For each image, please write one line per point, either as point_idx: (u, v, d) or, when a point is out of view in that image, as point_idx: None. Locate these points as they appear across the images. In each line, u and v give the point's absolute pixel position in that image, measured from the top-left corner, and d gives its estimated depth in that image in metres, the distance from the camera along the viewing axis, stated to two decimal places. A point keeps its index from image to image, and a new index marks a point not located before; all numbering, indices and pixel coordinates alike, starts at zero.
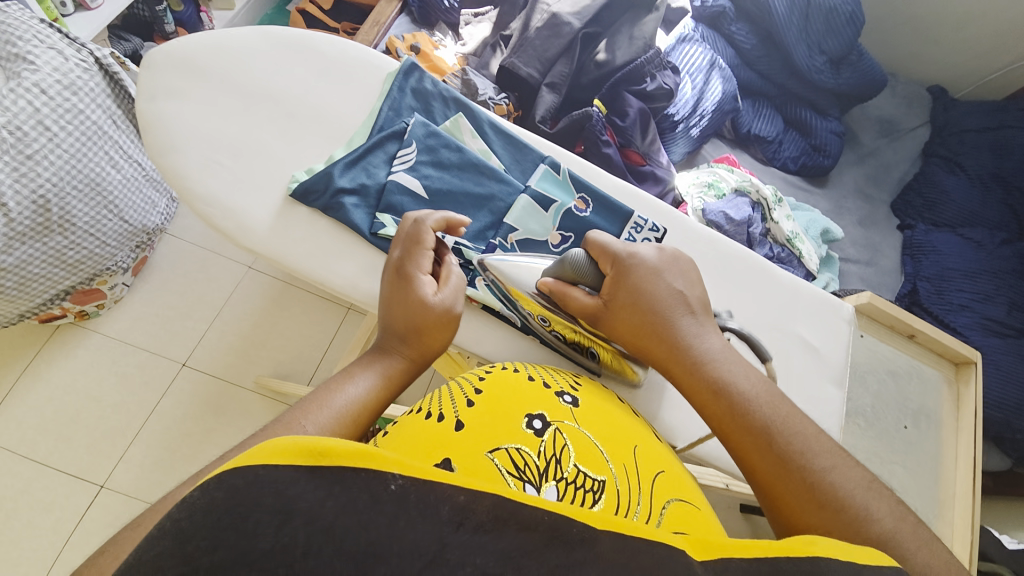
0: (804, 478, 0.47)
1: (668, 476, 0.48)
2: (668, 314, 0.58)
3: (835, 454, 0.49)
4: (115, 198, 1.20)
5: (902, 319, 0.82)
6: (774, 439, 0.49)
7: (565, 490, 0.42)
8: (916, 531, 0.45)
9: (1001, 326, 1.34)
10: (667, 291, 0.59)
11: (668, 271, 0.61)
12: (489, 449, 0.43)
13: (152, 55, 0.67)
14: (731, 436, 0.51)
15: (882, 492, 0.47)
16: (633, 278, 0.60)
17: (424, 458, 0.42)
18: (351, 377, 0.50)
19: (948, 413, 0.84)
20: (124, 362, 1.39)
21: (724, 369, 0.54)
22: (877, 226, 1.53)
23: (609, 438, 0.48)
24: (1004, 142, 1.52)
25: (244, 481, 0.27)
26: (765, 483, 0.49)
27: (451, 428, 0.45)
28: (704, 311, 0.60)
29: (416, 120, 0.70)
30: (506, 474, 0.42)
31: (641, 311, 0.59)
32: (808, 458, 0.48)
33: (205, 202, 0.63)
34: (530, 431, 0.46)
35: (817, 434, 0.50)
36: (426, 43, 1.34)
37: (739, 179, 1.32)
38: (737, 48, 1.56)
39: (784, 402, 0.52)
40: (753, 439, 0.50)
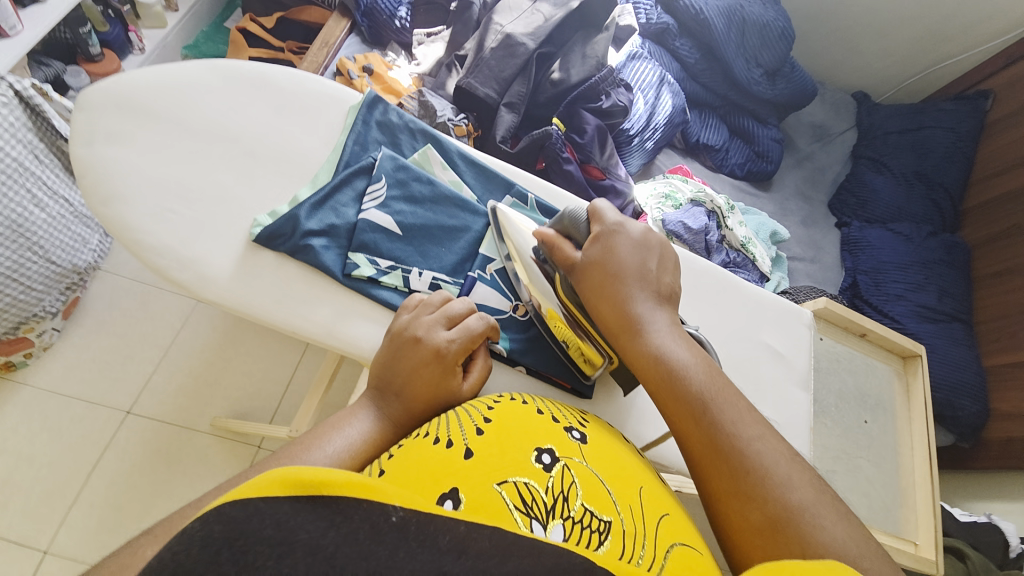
0: (730, 444, 0.46)
1: (671, 519, 0.48)
2: (629, 285, 0.57)
3: (767, 429, 0.48)
4: (40, 239, 1.09)
5: (854, 319, 0.87)
6: (706, 407, 0.49)
7: (571, 529, 0.41)
8: (835, 507, 0.43)
9: (933, 312, 1.46)
10: (631, 263, 0.58)
11: (636, 248, 0.60)
12: (497, 482, 0.43)
13: (87, 96, 0.62)
14: (666, 400, 0.51)
15: (806, 467, 0.46)
16: (610, 245, 0.60)
17: (430, 485, 0.42)
18: (341, 443, 0.50)
19: (901, 404, 0.91)
20: (59, 416, 1.26)
21: (671, 342, 0.54)
22: (818, 226, 1.64)
23: (614, 475, 0.48)
24: (920, 143, 1.67)
25: (245, 514, 0.30)
26: (694, 448, 0.48)
27: (462, 455, 0.45)
28: (668, 288, 0.59)
29: (384, 154, 0.68)
30: (513, 509, 0.41)
31: (604, 279, 0.59)
32: (736, 427, 0.47)
33: (157, 253, 0.58)
34: (540, 466, 0.45)
35: (753, 410, 0.49)
36: (379, 64, 1.32)
37: (693, 190, 1.38)
38: (682, 62, 1.63)
39: (726, 379, 0.51)
40: (689, 407, 0.49)
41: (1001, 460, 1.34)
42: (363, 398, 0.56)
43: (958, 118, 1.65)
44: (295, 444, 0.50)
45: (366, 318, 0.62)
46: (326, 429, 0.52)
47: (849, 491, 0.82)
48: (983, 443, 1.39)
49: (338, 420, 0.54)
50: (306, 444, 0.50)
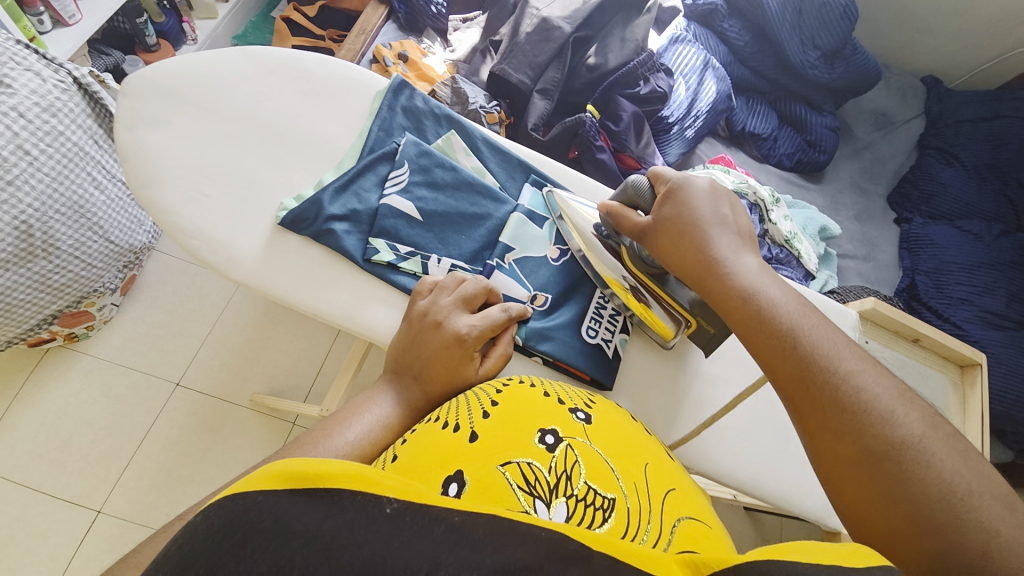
0: (826, 379, 0.44)
1: (678, 495, 0.46)
2: (708, 231, 0.57)
3: (868, 363, 0.45)
4: (99, 219, 1.17)
5: (907, 324, 0.81)
6: (800, 346, 0.46)
7: (575, 507, 0.40)
8: (945, 439, 0.41)
9: (1001, 319, 1.34)
10: (708, 210, 0.58)
11: (710, 195, 0.59)
12: (500, 462, 0.42)
13: (130, 83, 0.65)
14: (752, 336, 0.50)
15: (916, 402, 0.43)
16: (682, 196, 0.59)
17: (436, 469, 0.42)
18: (362, 428, 0.51)
19: (956, 417, 0.83)
20: (116, 384, 1.36)
21: (758, 280, 0.52)
22: (874, 221, 1.53)
23: (620, 455, 0.46)
24: (997, 132, 1.52)
25: (247, 506, 0.31)
26: (787, 386, 0.46)
27: (467, 439, 0.44)
28: (747, 233, 0.58)
29: (408, 140, 0.68)
30: (516, 489, 0.40)
31: (678, 229, 0.58)
32: (834, 361, 0.45)
33: (189, 235, 0.60)
34: (543, 446, 0.44)
35: (852, 345, 0.47)
36: (414, 50, 1.32)
37: (736, 180, 1.27)
38: (731, 44, 1.54)
39: (820, 316, 0.49)
40: (773, 344, 0.48)
41: None
42: (382, 384, 0.56)
43: None
44: (316, 429, 0.51)
45: (385, 303, 0.62)
46: (346, 415, 0.52)
47: None
48: None
49: (358, 406, 0.54)
50: (326, 430, 0.50)
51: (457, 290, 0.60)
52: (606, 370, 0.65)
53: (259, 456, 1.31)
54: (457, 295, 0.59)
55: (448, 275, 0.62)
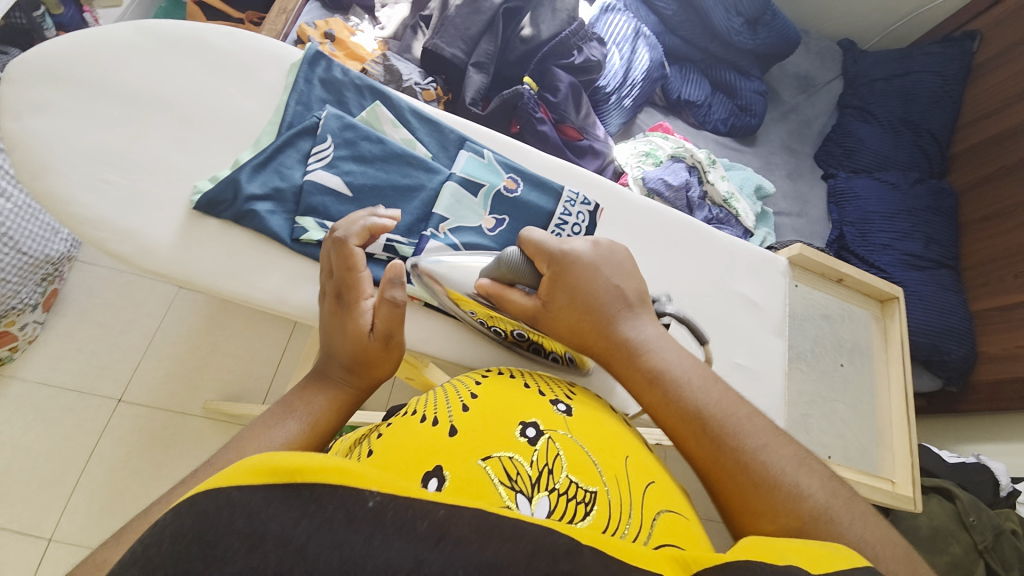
0: (734, 456, 0.45)
1: (658, 487, 0.45)
2: (605, 312, 0.55)
3: (771, 435, 0.46)
4: (6, 230, 1.06)
5: (831, 265, 0.86)
6: (708, 425, 0.47)
7: (557, 502, 0.39)
8: (821, 478, 0.44)
9: (920, 260, 1.45)
10: (604, 288, 0.56)
11: (596, 265, 0.57)
12: (481, 457, 0.41)
13: (10, 65, 0.59)
14: (667, 426, 0.49)
15: (816, 468, 0.45)
16: (570, 277, 0.56)
17: (414, 465, 0.40)
18: (292, 419, 0.47)
19: (879, 346, 0.91)
20: (47, 409, 1.26)
21: (660, 365, 0.51)
22: (804, 178, 1.61)
23: (601, 446, 0.46)
24: (907, 88, 1.63)
25: (217, 505, 0.27)
26: (702, 463, 0.47)
27: (446, 434, 0.43)
28: (639, 297, 0.57)
29: (329, 113, 0.65)
30: (497, 484, 0.39)
31: (578, 307, 0.56)
32: (741, 439, 0.46)
33: (94, 226, 0.56)
34: (524, 439, 0.43)
35: (753, 416, 0.48)
36: (342, 29, 1.26)
37: (673, 145, 1.34)
38: (660, 14, 1.56)
39: (721, 385, 0.50)
40: (679, 425, 0.48)
41: (989, 401, 1.35)
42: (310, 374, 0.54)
43: (946, 60, 1.61)
44: (248, 430, 0.47)
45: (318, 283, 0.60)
46: (277, 411, 0.48)
47: (826, 435, 0.82)
48: (971, 386, 1.40)
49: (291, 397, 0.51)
50: (259, 428, 0.46)
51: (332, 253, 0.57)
52: None
53: None
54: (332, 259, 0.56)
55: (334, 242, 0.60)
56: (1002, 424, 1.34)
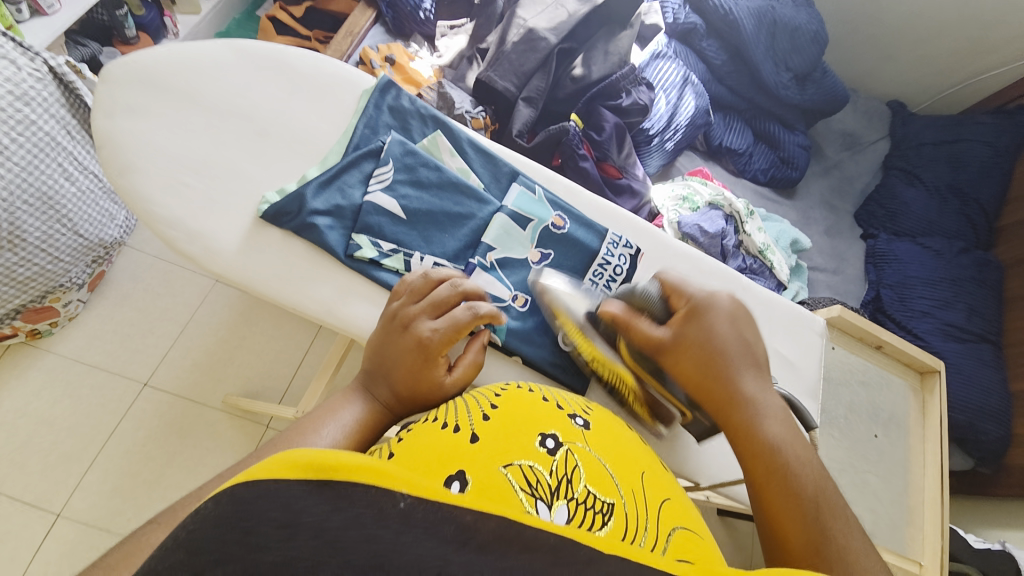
0: (841, 557, 0.43)
1: (673, 505, 0.44)
2: (736, 365, 0.54)
3: (871, 549, 0.45)
4: (69, 212, 1.13)
5: (870, 331, 0.85)
6: (819, 514, 0.45)
7: (576, 510, 0.39)
8: None
9: (960, 331, 1.41)
10: (736, 345, 0.56)
11: (736, 317, 0.58)
12: (502, 464, 0.41)
13: (111, 69, 0.64)
14: (771, 497, 0.47)
15: None
16: (709, 320, 0.57)
17: (436, 468, 0.40)
18: (336, 427, 0.49)
19: (916, 421, 0.88)
20: (79, 385, 1.30)
21: (774, 427, 0.51)
22: (842, 236, 1.59)
23: (619, 461, 0.45)
24: (956, 156, 1.60)
25: (254, 497, 0.29)
26: (771, 514, 0.47)
27: (467, 440, 0.43)
28: (766, 368, 0.57)
29: (393, 139, 0.68)
30: (518, 490, 0.39)
31: (707, 353, 0.55)
32: (847, 541, 0.44)
33: (168, 224, 0.60)
34: (544, 450, 0.43)
35: (849, 512, 0.47)
36: (401, 54, 1.33)
37: (712, 192, 1.34)
38: (709, 63, 1.59)
39: (834, 483, 0.49)
40: (774, 474, 0.48)
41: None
42: (355, 385, 0.55)
43: (997, 132, 1.59)
44: (289, 431, 0.49)
45: (365, 298, 0.62)
46: (321, 415, 0.51)
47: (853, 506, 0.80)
48: (1005, 470, 1.34)
49: (331, 405, 0.52)
50: (301, 429, 0.48)
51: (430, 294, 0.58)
52: (581, 375, 0.67)
53: (229, 458, 1.27)
54: (431, 299, 0.58)
55: (424, 276, 0.60)
56: None
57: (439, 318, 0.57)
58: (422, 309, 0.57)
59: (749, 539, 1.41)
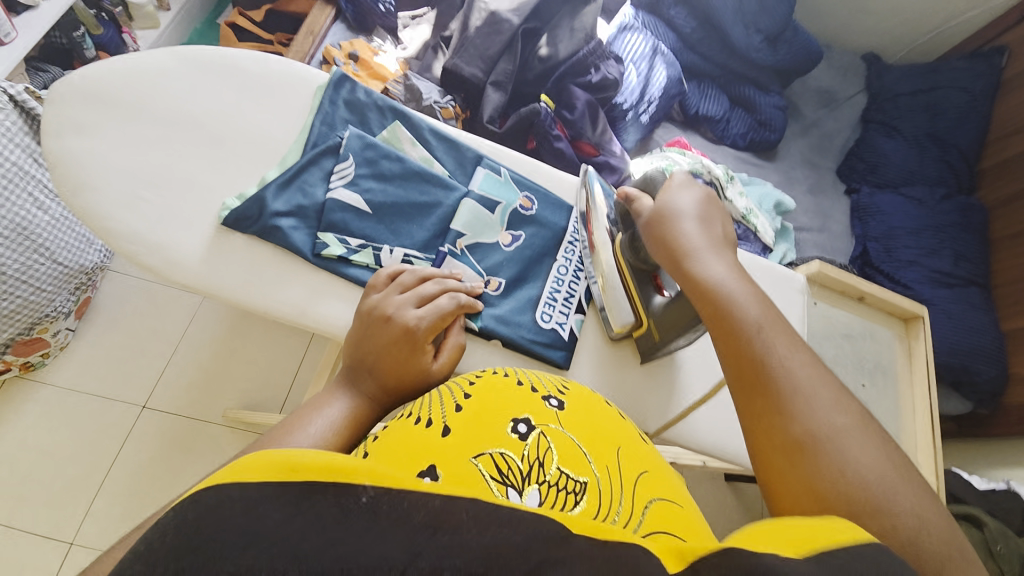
0: (771, 364, 0.45)
1: (650, 477, 0.44)
2: (686, 224, 0.58)
3: (821, 375, 0.45)
4: (45, 241, 1.12)
5: (851, 284, 0.85)
6: (756, 334, 0.47)
7: (548, 493, 0.39)
8: (876, 441, 0.41)
9: (948, 277, 1.42)
10: (690, 207, 0.59)
11: (698, 197, 0.61)
12: (473, 454, 0.41)
13: (56, 88, 0.63)
14: (714, 324, 0.50)
15: (857, 415, 0.43)
16: (669, 195, 0.61)
17: (408, 464, 0.40)
18: (326, 424, 0.47)
19: (903, 367, 0.88)
20: (77, 413, 1.31)
21: (718, 268, 0.53)
22: (826, 193, 1.59)
23: (593, 438, 0.45)
24: (934, 102, 1.59)
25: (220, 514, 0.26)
26: (721, 338, 0.49)
27: (439, 433, 0.43)
28: (724, 235, 0.58)
29: (351, 133, 0.68)
30: (488, 479, 0.39)
31: (662, 219, 0.60)
32: (783, 357, 0.45)
33: (129, 240, 0.59)
34: (515, 436, 0.43)
35: (801, 342, 0.47)
36: (365, 49, 1.31)
37: (690, 160, 1.31)
38: (678, 32, 1.57)
39: (780, 315, 0.49)
40: (717, 304, 0.50)
41: (1022, 426, 1.30)
42: (337, 382, 0.53)
43: (974, 75, 1.57)
44: (275, 432, 0.46)
45: (337, 297, 0.62)
46: (306, 414, 0.48)
47: None
48: (1003, 409, 1.36)
49: (315, 404, 0.50)
50: (287, 428, 0.46)
51: (408, 282, 0.60)
52: (564, 352, 0.68)
53: None
54: (411, 285, 0.59)
55: (403, 270, 0.61)
56: None
57: (420, 305, 0.58)
58: (401, 297, 0.58)
59: (757, 500, 1.43)
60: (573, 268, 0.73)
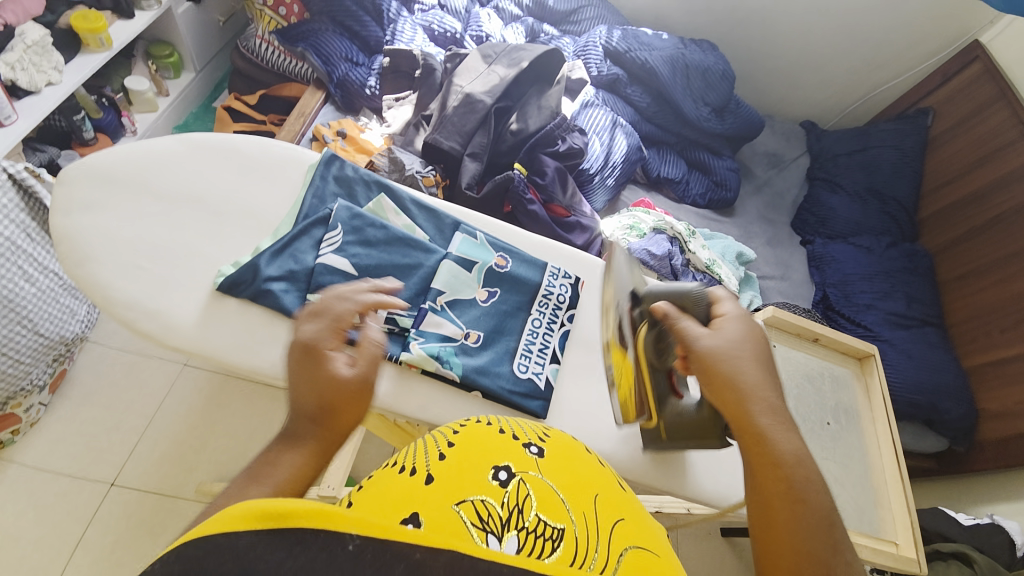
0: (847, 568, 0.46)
1: (626, 523, 0.47)
2: (754, 378, 0.57)
3: None
4: (29, 313, 1.14)
5: (806, 326, 0.92)
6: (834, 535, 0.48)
7: (526, 539, 0.41)
8: None
9: (904, 318, 1.51)
10: (754, 358, 0.58)
11: (754, 339, 0.60)
12: (455, 501, 0.43)
13: (68, 171, 0.69)
14: (794, 509, 0.49)
15: None
16: (735, 336, 0.59)
17: (391, 512, 0.42)
18: (300, 450, 0.47)
19: (864, 405, 0.93)
20: (43, 493, 1.25)
21: (792, 446, 0.53)
22: (784, 244, 1.71)
23: (571, 485, 0.48)
24: (868, 161, 1.77)
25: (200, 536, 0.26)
26: (798, 528, 0.48)
27: (423, 482, 0.45)
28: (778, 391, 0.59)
29: (340, 205, 0.74)
30: (469, 526, 0.41)
31: (729, 364, 0.57)
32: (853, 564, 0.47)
33: (127, 307, 0.63)
34: (496, 483, 0.45)
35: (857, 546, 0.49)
36: (352, 128, 1.43)
37: (655, 219, 1.44)
38: (636, 106, 1.74)
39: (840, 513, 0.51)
40: (795, 490, 0.50)
41: (996, 459, 1.34)
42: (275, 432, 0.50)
43: (901, 136, 1.76)
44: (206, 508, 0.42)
45: None
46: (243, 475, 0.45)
47: None
48: (977, 444, 1.40)
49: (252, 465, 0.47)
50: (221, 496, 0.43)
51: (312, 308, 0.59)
52: (541, 401, 0.72)
53: None
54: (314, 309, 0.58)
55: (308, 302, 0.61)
56: (1014, 483, 1.32)
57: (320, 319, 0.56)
58: (305, 324, 0.56)
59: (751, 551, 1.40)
60: (546, 322, 0.78)
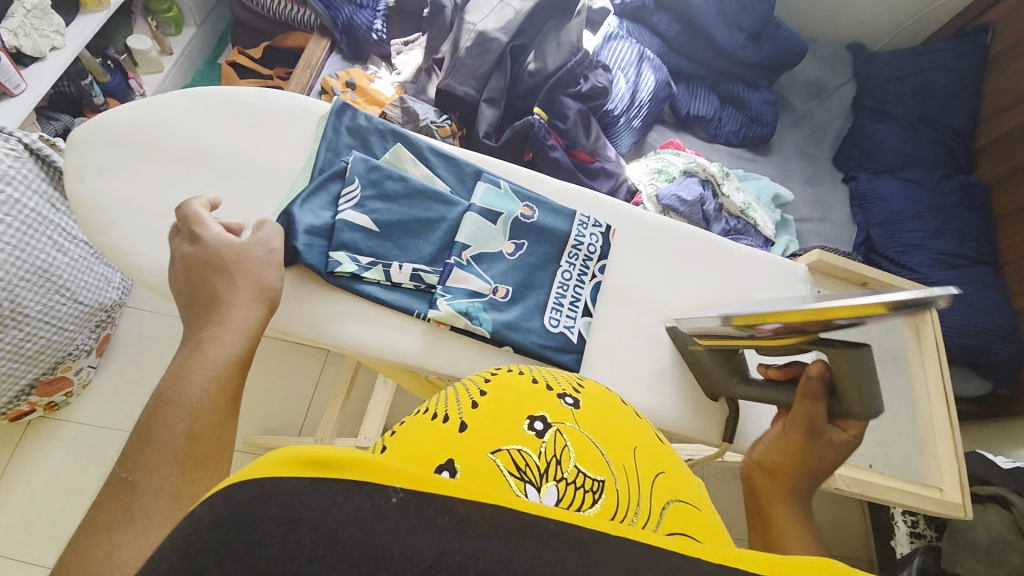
0: None
1: (667, 477, 0.46)
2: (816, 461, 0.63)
3: None
4: (66, 282, 1.16)
5: (855, 270, 0.86)
6: None
7: (565, 490, 0.40)
8: None
9: (956, 257, 1.41)
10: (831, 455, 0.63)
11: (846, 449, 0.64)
12: (491, 450, 0.42)
13: (77, 134, 0.67)
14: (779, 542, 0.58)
15: None
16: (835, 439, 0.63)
17: (426, 458, 0.41)
18: (208, 370, 0.50)
19: (913, 350, 0.89)
20: (102, 448, 1.33)
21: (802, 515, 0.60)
22: (824, 183, 1.60)
23: (609, 437, 0.47)
24: (924, 86, 1.61)
25: (249, 494, 0.24)
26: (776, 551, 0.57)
27: (456, 429, 0.44)
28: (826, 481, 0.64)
29: (356, 157, 0.70)
30: (506, 475, 0.40)
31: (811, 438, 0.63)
32: None
33: (153, 272, 0.63)
34: (532, 433, 0.44)
35: None
36: (360, 77, 1.36)
37: (686, 160, 1.34)
38: (663, 37, 1.60)
39: None
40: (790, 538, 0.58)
41: None
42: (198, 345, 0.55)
43: (961, 55, 1.59)
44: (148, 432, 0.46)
45: (354, 315, 0.67)
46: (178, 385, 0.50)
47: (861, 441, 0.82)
48: None
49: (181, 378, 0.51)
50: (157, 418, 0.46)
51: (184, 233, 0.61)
52: (574, 354, 0.70)
53: None
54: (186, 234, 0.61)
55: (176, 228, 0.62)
56: None
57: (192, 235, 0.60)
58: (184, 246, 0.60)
59: None
60: (577, 273, 0.75)
